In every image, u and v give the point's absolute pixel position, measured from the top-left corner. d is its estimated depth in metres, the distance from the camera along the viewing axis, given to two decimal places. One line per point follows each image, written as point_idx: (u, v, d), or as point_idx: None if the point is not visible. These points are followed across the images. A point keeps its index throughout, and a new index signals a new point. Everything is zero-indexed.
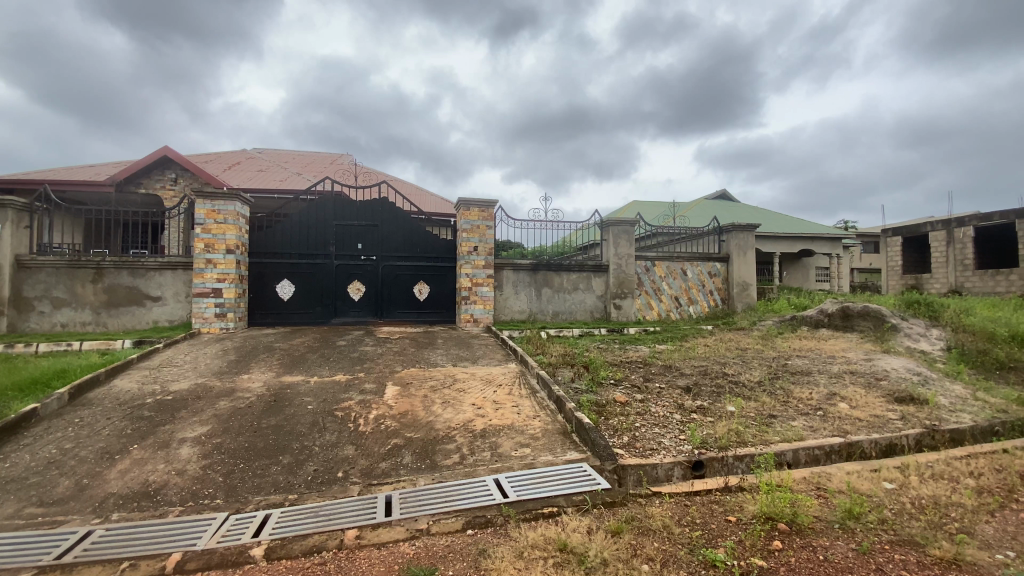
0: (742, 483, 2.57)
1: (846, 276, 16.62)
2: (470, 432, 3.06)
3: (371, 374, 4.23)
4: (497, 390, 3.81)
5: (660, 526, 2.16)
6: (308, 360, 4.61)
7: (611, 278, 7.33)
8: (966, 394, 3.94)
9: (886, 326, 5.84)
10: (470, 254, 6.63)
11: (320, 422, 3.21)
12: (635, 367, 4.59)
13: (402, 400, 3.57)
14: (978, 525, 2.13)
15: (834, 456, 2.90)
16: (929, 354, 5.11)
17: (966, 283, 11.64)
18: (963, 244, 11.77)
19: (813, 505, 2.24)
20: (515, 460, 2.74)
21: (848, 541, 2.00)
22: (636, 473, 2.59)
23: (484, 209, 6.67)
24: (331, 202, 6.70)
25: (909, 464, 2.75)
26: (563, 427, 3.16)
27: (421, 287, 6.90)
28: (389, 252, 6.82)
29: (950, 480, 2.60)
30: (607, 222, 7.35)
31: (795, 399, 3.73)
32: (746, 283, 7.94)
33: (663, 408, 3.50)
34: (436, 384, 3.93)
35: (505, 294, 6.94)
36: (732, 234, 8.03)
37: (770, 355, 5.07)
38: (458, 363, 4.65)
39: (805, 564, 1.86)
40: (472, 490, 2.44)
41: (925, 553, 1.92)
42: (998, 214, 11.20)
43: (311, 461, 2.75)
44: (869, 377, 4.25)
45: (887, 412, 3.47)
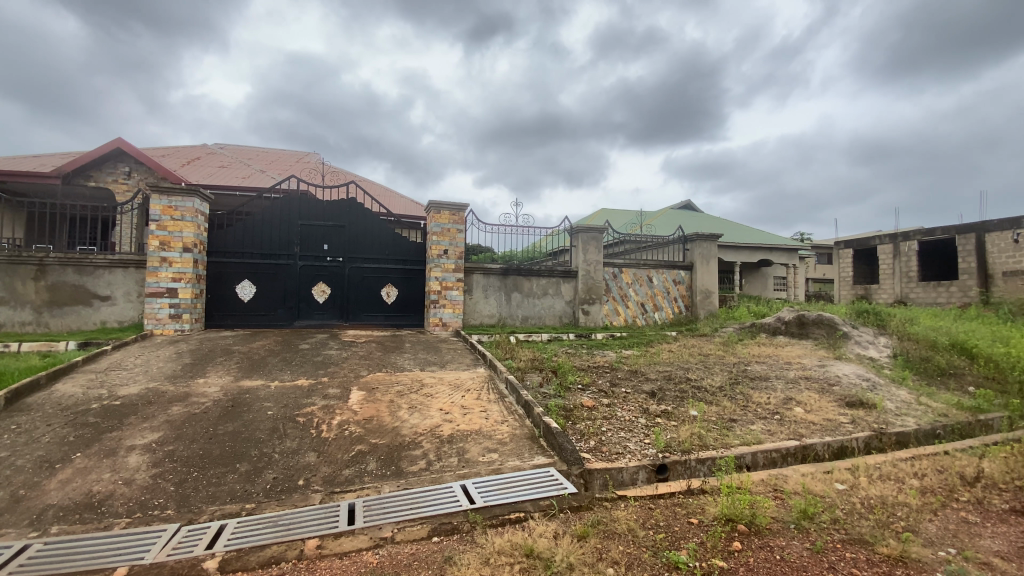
0: (704, 486, 2.64)
1: (801, 286, 17.38)
2: (437, 438, 3.02)
3: (335, 378, 4.12)
4: (465, 395, 3.78)
5: (625, 530, 2.18)
6: (268, 364, 4.46)
7: (580, 284, 7.42)
8: (911, 399, 4.18)
9: (838, 334, 6.13)
10: (440, 258, 6.56)
11: (280, 428, 3.11)
12: (602, 372, 4.65)
13: (367, 405, 3.50)
14: (922, 524, 2.26)
15: (790, 458, 3.01)
16: (877, 360, 5.39)
17: (910, 294, 12.36)
18: (908, 257, 12.51)
19: (770, 506, 2.32)
20: (483, 465, 2.72)
21: (803, 541, 2.08)
22: (602, 477, 2.62)
23: (455, 213, 6.64)
24: (296, 202, 6.53)
25: (859, 466, 2.88)
26: (530, 432, 3.17)
27: (388, 290, 6.80)
28: (356, 254, 6.69)
29: (896, 480, 2.74)
30: (576, 228, 7.43)
31: (754, 404, 3.87)
32: (709, 291, 8.19)
33: (628, 413, 3.56)
34: (403, 389, 3.87)
35: (474, 298, 6.91)
36: (696, 243, 8.27)
37: (730, 361, 5.23)
38: (426, 367, 4.59)
39: (763, 565, 1.92)
40: (438, 497, 2.41)
41: (873, 551, 2.01)
42: (939, 230, 11.95)
43: (270, 469, 2.65)
44: (822, 382, 4.44)
45: (838, 416, 3.64)
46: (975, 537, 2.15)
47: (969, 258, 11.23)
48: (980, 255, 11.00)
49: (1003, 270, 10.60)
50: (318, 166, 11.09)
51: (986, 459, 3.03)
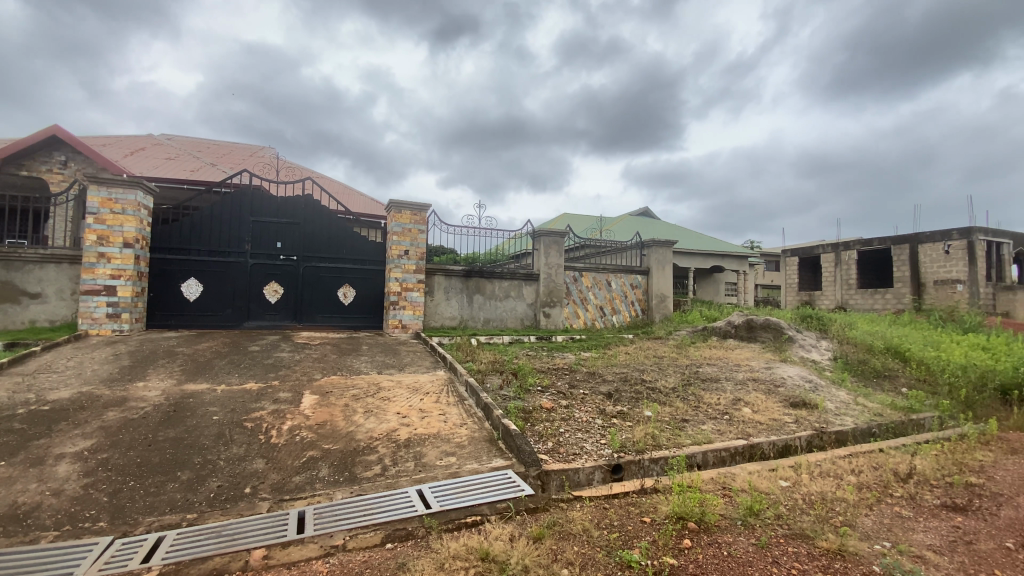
0: (657, 485, 2.70)
1: (751, 291, 18.17)
2: (393, 442, 2.96)
3: (287, 381, 3.97)
4: (423, 398, 3.73)
5: (580, 530, 2.20)
6: (215, 366, 4.25)
7: (541, 287, 7.47)
8: (849, 399, 4.43)
9: (784, 338, 6.44)
10: (400, 258, 6.45)
11: (226, 434, 2.96)
12: (562, 374, 4.69)
13: (321, 409, 3.39)
14: (858, 518, 2.39)
15: (738, 457, 3.13)
16: (819, 363, 5.69)
17: (850, 300, 13.15)
18: (848, 265, 13.31)
19: (719, 503, 2.40)
20: (439, 469, 2.68)
21: (749, 537, 2.16)
22: (559, 478, 2.65)
23: (417, 213, 6.55)
24: (249, 197, 6.29)
25: (802, 463, 3.03)
26: (489, 435, 3.16)
27: (345, 290, 6.63)
28: (312, 253, 6.50)
29: (835, 477, 2.89)
30: (538, 231, 7.49)
31: (705, 404, 4.00)
32: (664, 295, 8.44)
33: (586, 414, 3.60)
34: (359, 393, 3.77)
35: (435, 300, 6.84)
36: (653, 249, 8.51)
37: (684, 363, 5.40)
38: (384, 370, 4.50)
39: (711, 561, 1.98)
40: (393, 502, 2.36)
41: (814, 545, 2.11)
42: (876, 241, 12.77)
43: (214, 477, 2.52)
44: (769, 383, 4.65)
45: (783, 416, 3.82)
46: (906, 531, 2.29)
47: (904, 267, 12.04)
48: (913, 265, 11.82)
49: (934, 279, 11.42)
50: (274, 162, 10.72)
51: (915, 455, 3.25)
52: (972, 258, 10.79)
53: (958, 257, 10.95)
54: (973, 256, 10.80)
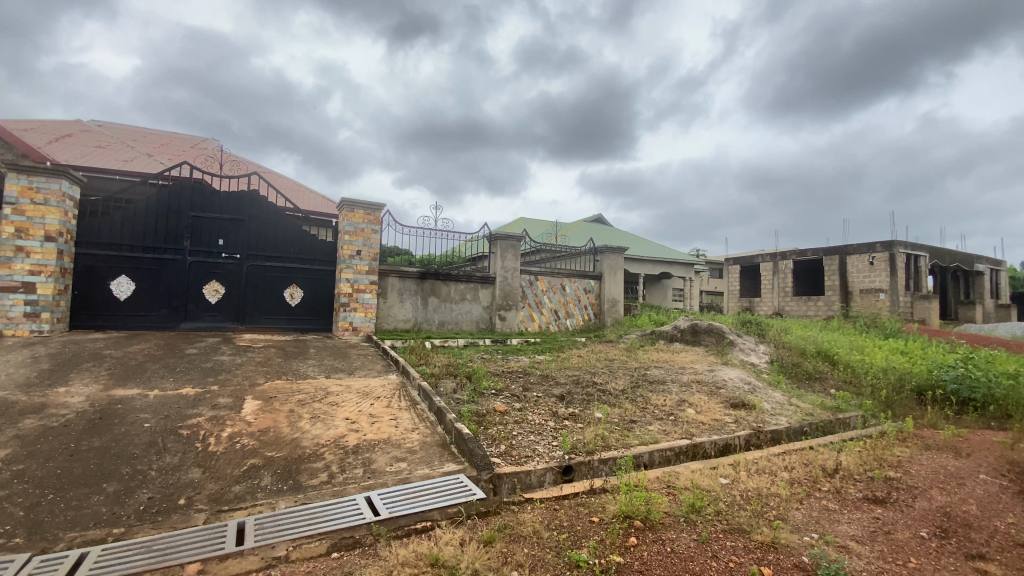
0: (605, 484, 2.77)
1: (697, 297, 18.98)
2: (341, 449, 2.88)
3: (228, 386, 3.78)
4: (374, 403, 3.65)
5: (530, 532, 2.23)
6: (148, 371, 3.98)
7: (497, 290, 7.49)
8: (784, 400, 4.72)
9: (726, 342, 6.77)
10: (352, 258, 6.28)
11: (159, 442, 2.78)
12: (516, 378, 4.71)
13: (264, 415, 3.24)
14: (790, 512, 2.55)
15: (682, 456, 3.26)
16: (757, 366, 6.03)
17: (786, 307, 14.00)
18: (785, 274, 14.17)
19: (663, 501, 2.50)
20: (390, 475, 2.63)
21: (691, 533, 2.25)
22: (510, 481, 2.66)
23: (370, 212, 6.40)
24: (189, 191, 5.95)
25: (740, 462, 3.19)
26: (441, 439, 3.13)
27: (292, 291, 6.39)
28: (257, 251, 6.23)
29: (770, 473, 3.07)
30: (495, 234, 7.51)
31: (653, 405, 4.15)
32: (615, 300, 8.68)
33: (538, 417, 3.64)
34: (306, 398, 3.64)
35: (389, 302, 6.71)
36: (606, 255, 8.73)
37: (633, 366, 5.57)
38: (332, 374, 4.36)
39: (655, 557, 2.05)
40: (340, 510, 2.30)
41: (750, 539, 2.24)
42: (810, 252, 13.68)
43: (145, 488, 2.36)
44: (711, 385, 4.87)
45: (724, 416, 4.01)
46: (832, 523, 2.46)
47: (834, 277, 12.96)
48: (842, 274, 12.74)
49: (860, 288, 12.35)
50: (218, 154, 10.18)
51: (841, 452, 3.50)
52: (893, 269, 11.75)
53: (881, 268, 11.89)
54: (894, 267, 11.77)
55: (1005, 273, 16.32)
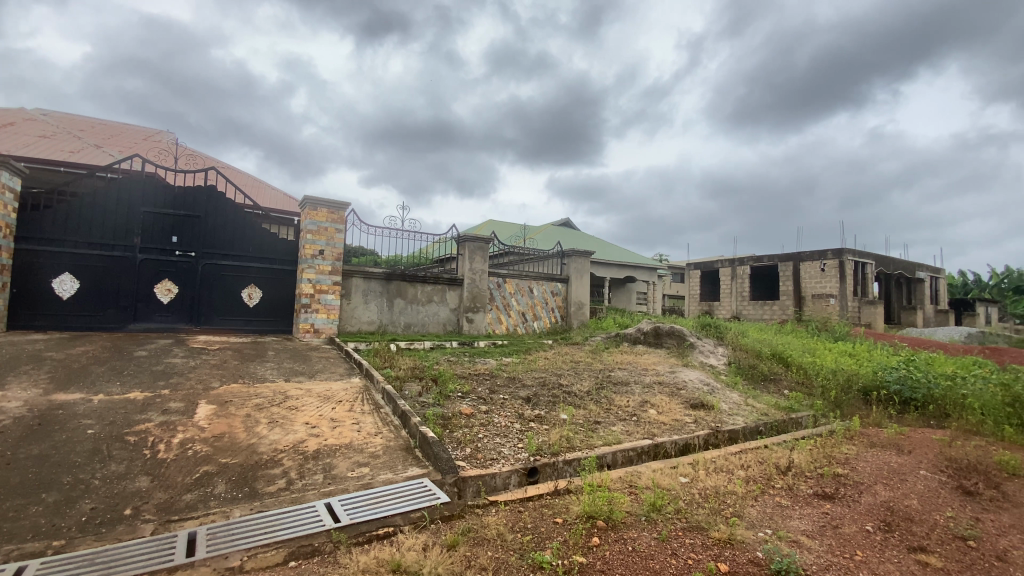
0: (570, 486, 2.79)
1: (660, 301, 19.46)
2: (301, 454, 2.79)
3: (180, 390, 3.60)
4: (335, 407, 3.56)
5: (494, 535, 2.22)
6: (92, 374, 3.75)
7: (464, 292, 7.45)
8: (740, 400, 4.90)
9: (686, 344, 6.97)
10: (314, 258, 6.11)
11: (103, 450, 2.62)
12: (482, 380, 4.70)
13: (218, 421, 3.11)
14: (746, 509, 2.64)
15: (644, 456, 3.33)
16: (716, 367, 6.24)
17: (743, 310, 14.54)
18: (743, 279, 14.72)
19: (625, 501, 2.54)
20: (351, 481, 2.57)
21: (652, 531, 2.30)
22: (475, 484, 2.65)
23: (332, 211, 6.25)
24: (140, 185, 5.66)
25: (699, 461, 3.29)
26: (405, 443, 3.08)
27: (251, 291, 6.17)
28: (214, 249, 5.99)
29: (727, 471, 3.17)
30: (463, 236, 7.48)
31: (616, 406, 4.22)
32: (582, 303, 8.80)
33: (504, 419, 3.64)
34: (264, 402, 3.52)
35: (353, 303, 6.56)
36: (573, 258, 8.83)
37: (598, 367, 5.66)
38: (292, 377, 4.23)
39: (617, 556, 2.08)
40: (298, 517, 2.23)
41: (708, 535, 2.30)
42: (766, 258, 14.26)
43: (88, 498, 2.22)
44: (672, 386, 5.00)
45: (684, 416, 4.12)
46: (784, 518, 2.57)
47: (788, 282, 13.55)
48: (796, 280, 13.33)
49: (812, 293, 12.95)
50: (172, 147, 9.73)
51: (794, 450, 3.65)
52: (842, 276, 12.39)
53: (832, 274, 12.52)
54: (843, 274, 12.41)
55: (941, 280, 17.48)
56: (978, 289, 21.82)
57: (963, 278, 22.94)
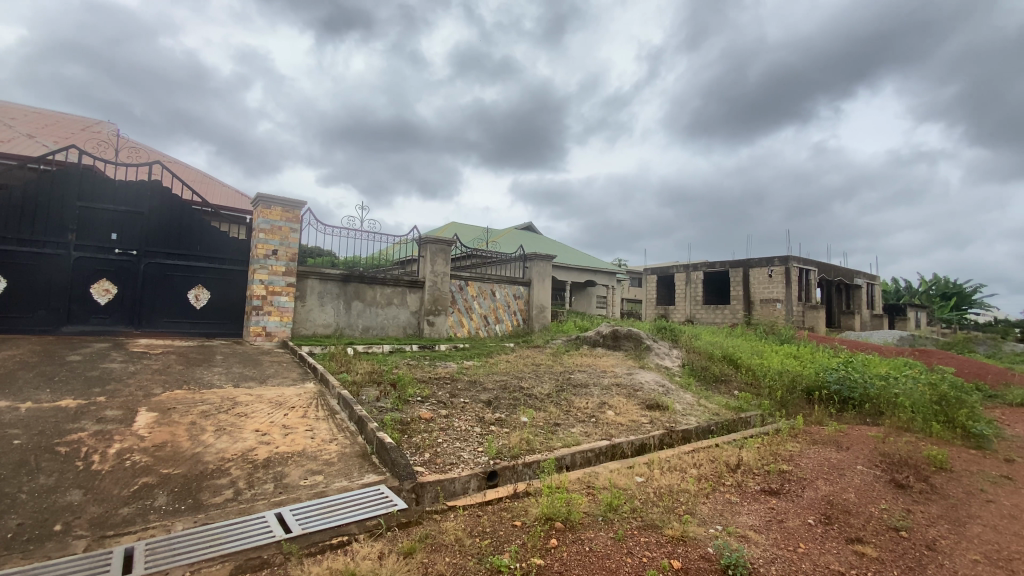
0: (529, 488, 2.80)
1: (619, 304, 19.89)
2: (250, 463, 2.68)
3: (118, 397, 3.38)
4: (288, 414, 3.43)
5: (452, 540, 2.20)
6: (17, 380, 3.46)
7: (425, 295, 7.36)
8: (694, 401, 5.06)
9: (643, 346, 7.16)
10: (267, 258, 5.89)
11: (30, 461, 2.42)
12: (442, 383, 4.65)
13: (160, 429, 2.93)
14: (698, 506, 2.73)
15: (602, 457, 3.39)
16: (671, 369, 6.43)
17: (697, 314, 15.09)
18: (697, 284, 15.27)
19: (583, 502, 2.58)
20: (304, 490, 2.48)
21: (608, 531, 2.34)
22: (433, 489, 2.61)
23: (288, 210, 6.04)
24: (76, 177, 5.28)
25: (654, 460, 3.37)
26: (362, 449, 3.01)
27: (198, 292, 5.88)
28: (157, 248, 5.66)
29: (681, 470, 3.27)
30: (424, 238, 7.39)
31: (575, 408, 4.28)
32: (543, 306, 8.87)
33: (464, 422, 3.62)
34: (210, 409, 3.34)
35: (308, 306, 6.35)
36: (535, 262, 8.90)
37: (558, 370, 5.72)
38: (242, 383, 4.04)
39: (574, 557, 2.10)
40: (247, 529, 2.13)
41: (662, 533, 2.36)
42: (718, 264, 14.85)
43: (11, 513, 2.04)
44: (630, 388, 5.12)
45: (641, 417, 4.22)
46: (734, 514, 2.67)
47: (738, 287, 14.17)
48: (746, 285, 13.95)
49: (761, 298, 13.58)
50: (113, 139, 9.14)
51: (742, 449, 3.80)
52: (788, 281, 13.06)
53: (778, 280, 13.18)
54: (789, 280, 13.09)
55: (876, 287, 18.72)
56: (908, 295, 23.50)
57: (895, 285, 24.65)
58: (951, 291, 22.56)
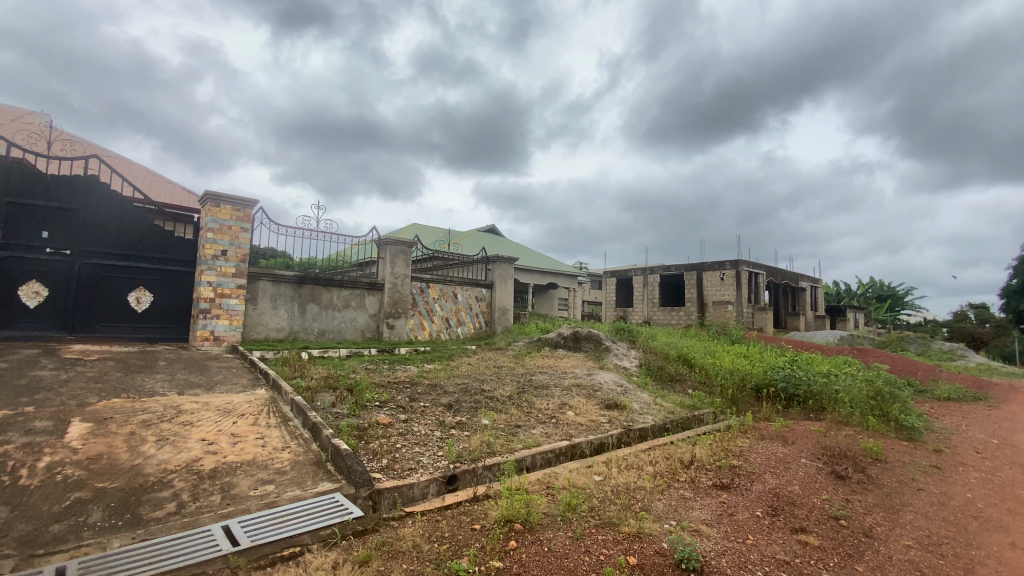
0: (488, 491, 2.79)
1: (580, 306, 20.20)
2: (195, 474, 2.54)
3: (48, 407, 3.13)
4: (237, 422, 3.27)
5: (410, 547, 2.16)
6: None
7: (385, 297, 7.23)
8: (650, 400, 5.20)
9: (603, 347, 7.29)
10: (215, 259, 5.62)
11: None
12: (402, 387, 4.57)
13: (95, 440, 2.74)
14: (654, 502, 2.80)
15: (562, 457, 3.42)
16: (629, 369, 6.58)
17: (654, 316, 15.51)
18: (654, 286, 15.71)
19: (542, 503, 2.59)
20: (254, 501, 2.38)
21: (567, 531, 2.36)
22: (391, 495, 2.56)
23: (239, 209, 5.79)
24: (3, 170, 4.87)
25: (612, 459, 3.44)
26: (316, 457, 2.91)
27: (139, 295, 5.55)
28: (93, 247, 5.30)
29: (637, 468, 3.34)
30: (383, 239, 7.26)
31: (536, 410, 4.30)
32: (505, 308, 8.88)
33: (424, 427, 3.57)
34: (151, 419, 3.15)
35: (260, 309, 6.10)
36: (496, 264, 8.90)
37: (520, 372, 5.74)
38: (187, 391, 3.83)
39: (533, 558, 2.11)
40: (190, 543, 2.01)
41: (619, 530, 2.41)
42: (674, 267, 15.34)
43: None
44: (589, 388, 5.20)
45: (599, 417, 4.30)
46: (687, 509, 2.75)
47: (693, 290, 14.68)
48: (700, 288, 14.47)
49: (714, 300, 14.11)
50: (44, 130, 8.51)
51: (696, 446, 3.93)
52: (739, 284, 13.63)
53: (730, 283, 13.74)
54: (740, 283, 13.66)
55: (819, 290, 19.83)
56: (847, 297, 24.99)
57: (836, 288, 26.18)
58: (885, 293, 24.18)
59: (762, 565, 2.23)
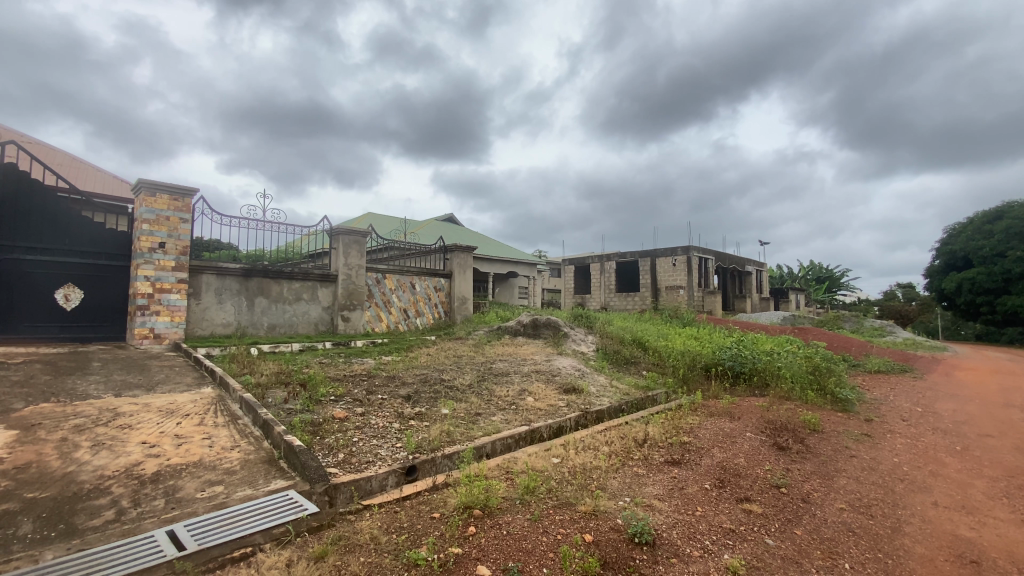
0: (447, 479, 2.80)
1: (539, 294, 20.40)
2: (136, 479, 2.41)
3: None
4: (181, 423, 3.12)
5: (368, 539, 2.14)
6: None
7: (339, 289, 7.04)
8: (607, 382, 5.35)
9: (561, 333, 7.42)
10: (153, 252, 5.29)
11: None
12: (358, 381, 4.49)
13: (22, 448, 2.54)
14: (609, 481, 2.89)
15: (521, 442, 3.47)
16: (587, 354, 6.75)
17: (611, 302, 15.91)
18: (610, 273, 16.09)
19: (501, 487, 2.63)
20: (201, 503, 2.28)
21: (525, 513, 2.41)
22: (347, 489, 2.53)
23: (177, 198, 5.48)
24: None
25: (569, 441, 3.51)
26: (268, 455, 2.82)
27: (68, 292, 5.16)
28: (13, 241, 4.85)
29: (594, 448, 3.43)
30: (336, 229, 7.04)
31: (496, 397, 4.34)
32: (465, 298, 8.84)
33: (382, 419, 3.52)
34: (85, 423, 2.95)
35: (204, 304, 5.79)
36: (455, 254, 8.84)
37: (480, 360, 5.76)
38: (124, 392, 3.61)
39: (492, 542, 2.14)
40: (132, 551, 1.91)
41: (576, 510, 2.47)
42: (630, 254, 15.74)
43: None
44: (548, 373, 5.29)
45: (558, 401, 4.39)
46: (640, 486, 2.86)
47: (647, 275, 15.11)
48: (654, 273, 14.94)
49: (666, 285, 14.60)
50: None
51: (649, 424, 4.08)
52: (689, 269, 14.19)
53: (681, 268, 14.26)
54: (690, 268, 14.22)
55: (764, 273, 20.87)
56: (790, 280, 26.41)
57: (779, 271, 27.62)
58: (823, 275, 25.69)
59: (709, 534, 2.35)
